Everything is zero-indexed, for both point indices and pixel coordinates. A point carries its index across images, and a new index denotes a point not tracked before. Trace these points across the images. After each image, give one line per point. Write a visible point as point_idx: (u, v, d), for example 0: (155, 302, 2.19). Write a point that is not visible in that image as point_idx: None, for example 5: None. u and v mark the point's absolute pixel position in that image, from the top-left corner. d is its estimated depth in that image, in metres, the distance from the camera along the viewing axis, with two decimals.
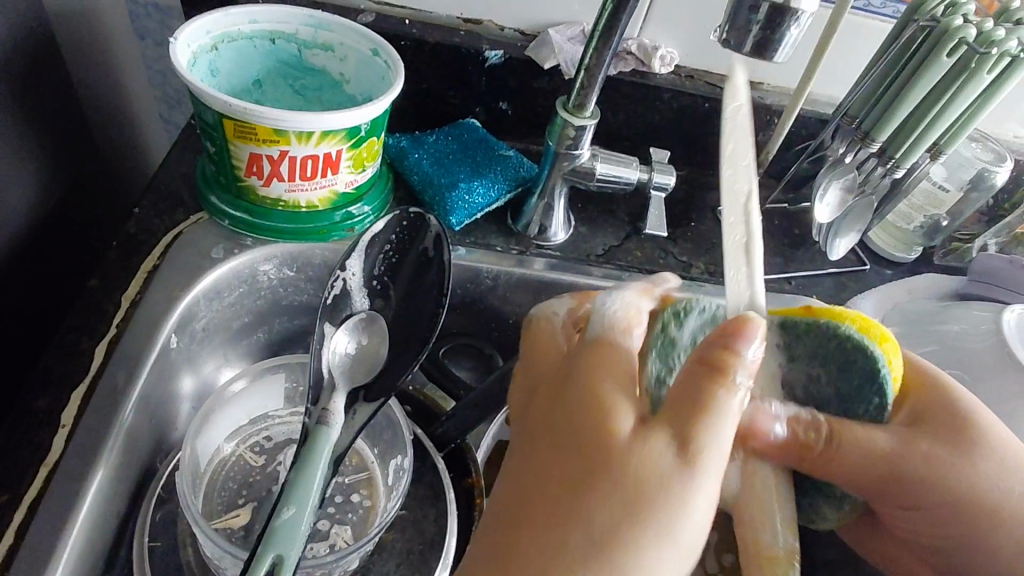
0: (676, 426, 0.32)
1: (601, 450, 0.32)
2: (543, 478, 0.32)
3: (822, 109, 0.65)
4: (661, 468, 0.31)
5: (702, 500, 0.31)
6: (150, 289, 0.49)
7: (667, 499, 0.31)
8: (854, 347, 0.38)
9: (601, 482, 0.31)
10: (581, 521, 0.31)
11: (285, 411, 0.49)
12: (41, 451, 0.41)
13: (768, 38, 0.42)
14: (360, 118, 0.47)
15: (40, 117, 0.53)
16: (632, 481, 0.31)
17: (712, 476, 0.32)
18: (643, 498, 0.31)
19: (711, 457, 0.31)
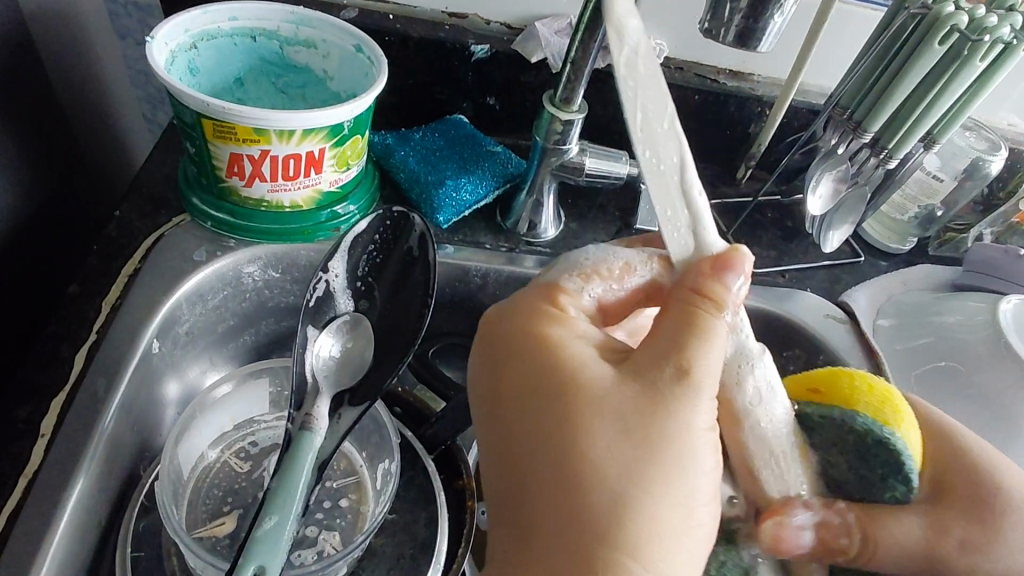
0: (664, 348, 0.33)
1: (586, 379, 0.33)
2: (535, 423, 0.33)
3: (814, 100, 0.64)
4: (654, 382, 0.33)
5: (700, 408, 0.33)
6: (131, 293, 0.48)
7: (668, 409, 0.32)
8: (875, 442, 0.39)
9: (594, 407, 0.32)
10: (583, 448, 0.31)
11: (270, 415, 0.48)
12: (21, 461, 0.40)
13: (751, 27, 0.43)
14: (342, 116, 0.46)
15: (17, 120, 0.52)
16: (626, 400, 0.32)
17: (707, 382, 0.33)
18: (641, 413, 0.32)
19: (704, 369, 0.33)
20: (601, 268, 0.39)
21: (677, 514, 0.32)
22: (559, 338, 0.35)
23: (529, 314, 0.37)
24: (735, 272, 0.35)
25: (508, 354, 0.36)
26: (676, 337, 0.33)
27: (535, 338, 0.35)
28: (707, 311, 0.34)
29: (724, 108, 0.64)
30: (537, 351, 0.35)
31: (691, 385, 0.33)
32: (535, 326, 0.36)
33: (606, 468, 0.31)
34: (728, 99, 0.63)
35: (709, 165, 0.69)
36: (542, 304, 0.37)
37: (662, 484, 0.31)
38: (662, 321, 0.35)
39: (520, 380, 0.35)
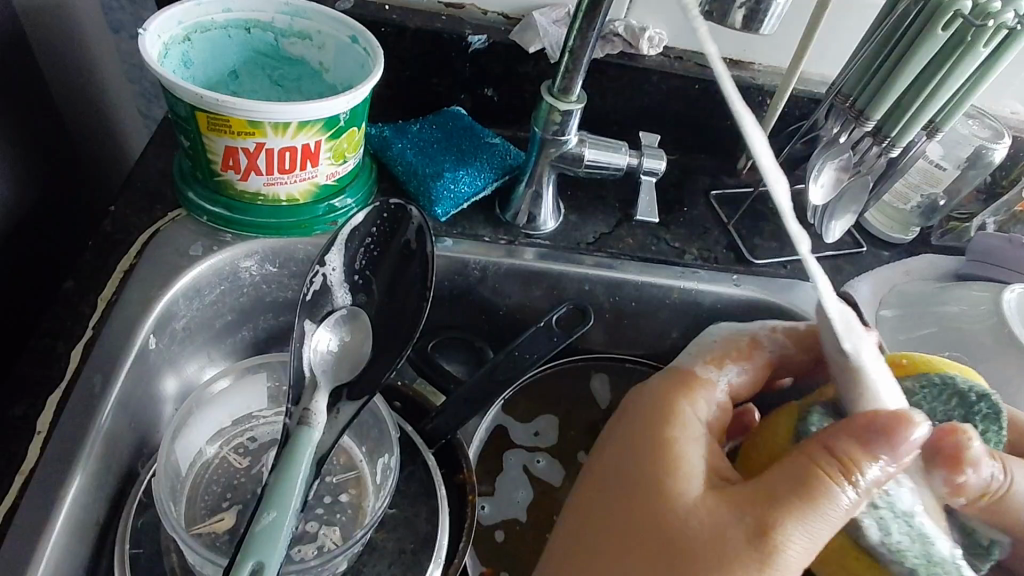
0: (772, 491, 0.34)
1: (676, 494, 0.35)
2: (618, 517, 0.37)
3: (815, 88, 0.63)
4: (743, 517, 0.34)
5: (782, 560, 0.33)
6: (127, 289, 0.47)
7: (742, 552, 0.33)
8: (978, 394, 0.42)
9: (671, 520, 0.34)
10: (649, 547, 0.34)
11: (269, 411, 0.48)
12: (17, 459, 0.40)
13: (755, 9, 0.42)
14: (338, 107, 0.46)
15: (10, 114, 0.51)
16: (708, 528, 0.34)
17: (796, 535, 0.33)
18: (719, 544, 0.33)
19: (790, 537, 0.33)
20: (730, 351, 0.44)
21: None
22: (670, 433, 0.38)
23: (658, 403, 0.40)
24: (917, 430, 0.33)
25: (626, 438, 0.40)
26: (787, 482, 0.34)
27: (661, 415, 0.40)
28: (822, 462, 0.34)
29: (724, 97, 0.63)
30: (638, 445, 0.39)
31: (775, 533, 0.33)
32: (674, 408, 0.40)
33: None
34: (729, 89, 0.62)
35: (710, 155, 0.68)
36: (675, 394, 0.41)
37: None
38: (775, 474, 0.34)
39: (619, 469, 0.39)
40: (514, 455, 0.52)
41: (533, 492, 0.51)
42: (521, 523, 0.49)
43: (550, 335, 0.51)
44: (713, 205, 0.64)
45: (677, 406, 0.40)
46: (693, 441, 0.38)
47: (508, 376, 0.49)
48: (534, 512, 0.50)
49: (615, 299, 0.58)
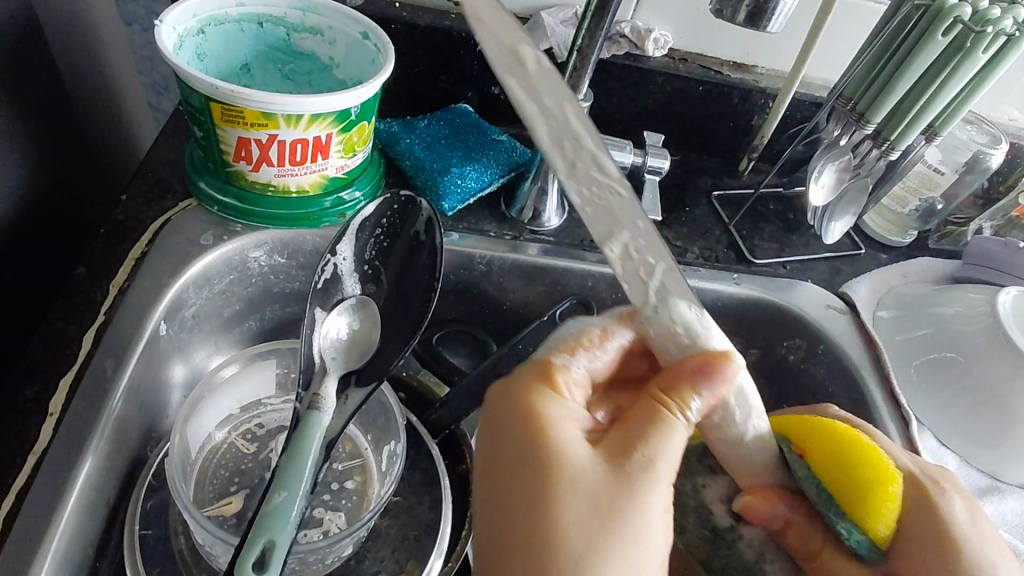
0: (636, 438, 0.33)
1: (565, 460, 0.32)
2: (508, 537, 0.32)
3: (817, 92, 0.64)
4: (619, 466, 0.33)
5: (660, 490, 0.33)
6: (138, 276, 0.48)
7: (630, 499, 0.32)
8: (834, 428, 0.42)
9: (566, 513, 0.31)
10: (553, 551, 0.30)
11: (277, 398, 0.49)
12: (31, 439, 0.40)
13: (763, 6, 0.44)
14: (351, 101, 0.47)
15: (23, 103, 0.52)
16: (597, 492, 0.32)
17: (665, 471, 0.33)
18: (608, 500, 0.32)
19: (670, 460, 0.33)
20: (581, 340, 0.39)
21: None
22: (538, 408, 0.35)
23: (521, 388, 0.36)
24: (735, 362, 0.36)
25: (487, 446, 0.35)
26: (649, 430, 0.33)
27: (523, 403, 0.35)
28: (675, 411, 0.34)
29: (727, 99, 0.64)
30: (508, 436, 0.34)
31: (651, 473, 0.33)
32: (529, 394, 0.35)
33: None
34: (731, 91, 0.63)
35: (711, 156, 0.69)
36: (532, 380, 0.36)
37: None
38: (632, 426, 0.34)
39: (500, 455, 0.34)
40: None
41: None
42: None
43: (552, 330, 0.52)
44: (715, 205, 0.66)
45: (536, 393, 0.35)
46: (563, 412, 0.35)
47: (512, 369, 0.50)
48: None
49: (618, 296, 0.58)
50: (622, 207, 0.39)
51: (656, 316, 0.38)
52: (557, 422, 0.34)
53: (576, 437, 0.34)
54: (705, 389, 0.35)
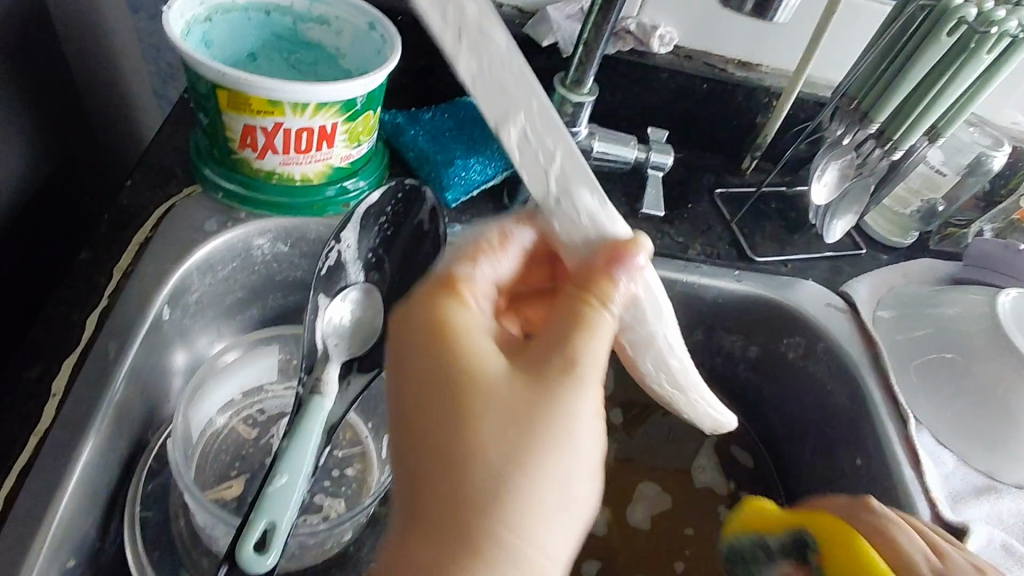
0: (555, 338, 0.32)
1: (479, 369, 0.31)
2: (419, 460, 0.30)
3: (821, 92, 0.65)
4: (541, 378, 0.31)
5: (587, 395, 0.31)
6: (142, 261, 0.48)
7: (549, 415, 0.30)
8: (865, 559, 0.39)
9: (481, 407, 0.30)
10: (470, 465, 0.29)
11: (278, 384, 0.49)
12: (33, 419, 0.41)
13: None
14: (356, 91, 0.47)
15: (30, 86, 0.52)
16: (516, 397, 0.30)
17: (588, 370, 0.32)
18: (527, 415, 0.30)
19: (592, 359, 0.32)
20: (482, 244, 0.36)
21: (563, 502, 0.30)
22: (449, 324, 0.32)
23: (423, 305, 0.33)
24: (641, 250, 0.35)
25: (394, 367, 0.33)
26: (570, 329, 0.32)
27: (433, 320, 0.33)
28: (595, 304, 0.34)
29: (731, 96, 0.64)
30: (420, 350, 0.32)
31: (572, 378, 0.31)
32: (438, 309, 0.33)
33: (501, 506, 0.29)
34: (736, 89, 0.64)
35: (714, 154, 0.69)
36: (436, 295, 0.34)
37: (555, 494, 0.30)
38: (555, 335, 0.32)
39: (417, 374, 0.32)
40: None
41: None
42: None
43: None
44: (717, 203, 0.66)
45: (446, 308, 0.33)
46: (471, 324, 0.33)
47: None
48: None
49: None
50: (580, 198, 0.36)
51: (559, 211, 0.35)
52: (472, 338, 0.32)
53: (492, 350, 0.32)
54: (619, 277, 0.35)
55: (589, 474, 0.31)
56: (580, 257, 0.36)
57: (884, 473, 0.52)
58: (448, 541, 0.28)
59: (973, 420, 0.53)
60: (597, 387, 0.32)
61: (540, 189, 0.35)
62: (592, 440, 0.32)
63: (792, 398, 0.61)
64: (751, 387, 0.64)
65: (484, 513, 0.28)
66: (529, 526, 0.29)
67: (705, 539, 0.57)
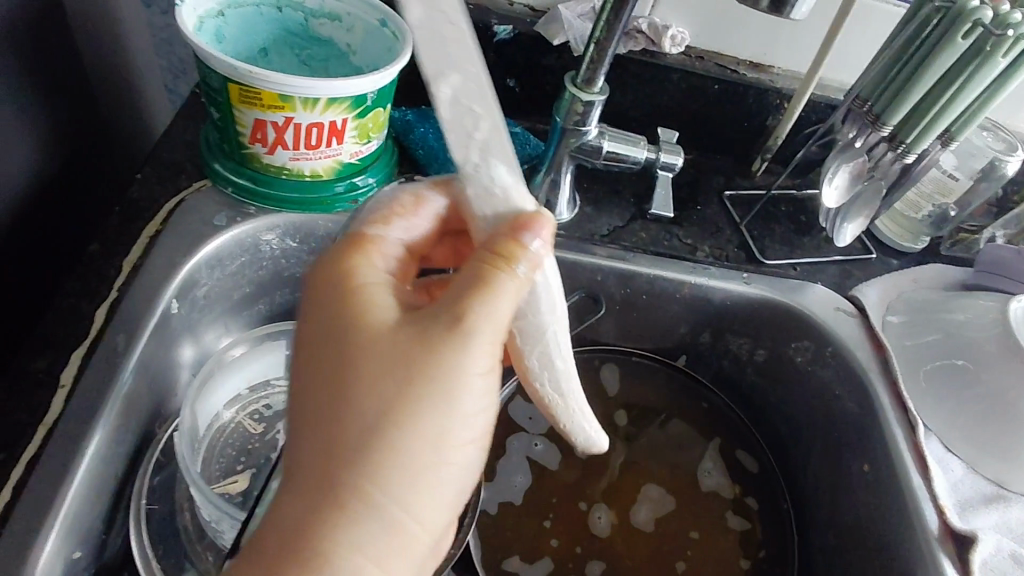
0: (446, 295, 0.32)
1: (367, 321, 0.31)
2: (311, 406, 0.31)
3: (833, 95, 0.64)
4: (429, 336, 0.31)
5: (471, 352, 0.31)
6: (152, 254, 0.48)
7: (430, 371, 0.30)
8: None
9: (364, 358, 0.30)
10: (343, 414, 0.30)
11: (285, 380, 0.49)
12: (41, 410, 0.41)
13: None
14: (367, 87, 0.47)
15: (43, 78, 0.52)
16: (397, 348, 0.31)
17: (476, 328, 0.31)
18: (413, 372, 0.30)
19: (483, 318, 0.31)
20: (394, 208, 0.37)
21: (443, 458, 0.31)
22: (354, 278, 0.33)
23: (332, 257, 0.34)
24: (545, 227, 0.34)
25: (303, 314, 0.34)
26: (466, 289, 0.31)
27: (338, 274, 0.33)
28: (505, 268, 0.32)
29: (742, 98, 0.64)
30: (323, 300, 0.33)
31: (460, 338, 0.31)
32: (344, 263, 0.34)
33: (373, 457, 0.29)
34: (747, 90, 0.63)
35: (724, 156, 0.69)
36: (346, 250, 0.34)
37: (433, 452, 0.30)
38: (451, 295, 0.32)
39: (317, 324, 0.33)
40: (517, 440, 0.59)
41: (530, 476, 0.57)
42: (514, 504, 0.56)
43: None
44: (726, 205, 0.66)
45: (352, 262, 0.34)
46: (376, 279, 0.34)
47: None
48: (530, 496, 0.56)
49: (627, 291, 0.60)
50: (478, 114, 0.35)
51: (475, 179, 0.35)
52: (373, 291, 0.33)
53: (390, 305, 0.33)
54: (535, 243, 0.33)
55: (472, 429, 0.32)
56: (488, 224, 0.35)
57: (891, 480, 0.52)
58: (315, 487, 0.29)
59: (983, 428, 0.53)
60: (487, 345, 0.31)
61: (456, 150, 0.35)
62: (479, 399, 0.32)
63: (799, 401, 0.61)
64: (758, 390, 0.64)
65: (357, 464, 0.29)
66: (404, 481, 0.29)
67: (709, 541, 0.57)
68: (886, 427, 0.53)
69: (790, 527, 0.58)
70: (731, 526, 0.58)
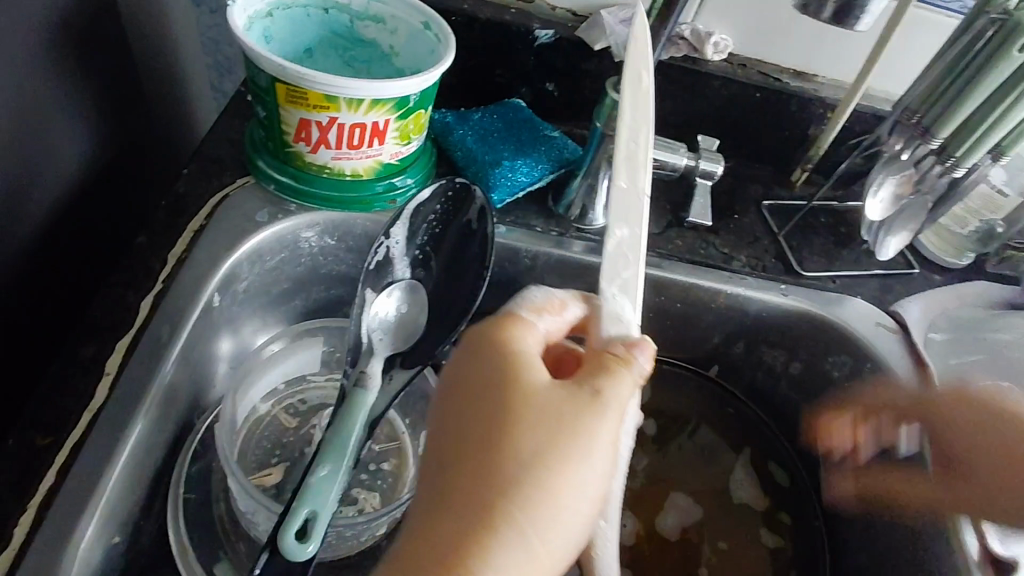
0: (587, 376, 0.37)
1: (526, 384, 0.37)
2: (469, 449, 0.36)
3: (879, 105, 0.63)
4: (574, 403, 0.36)
5: (604, 428, 0.36)
6: (196, 247, 0.50)
7: (576, 434, 0.35)
8: None
9: (521, 415, 0.36)
10: (502, 457, 0.35)
11: (321, 375, 0.50)
12: (86, 397, 0.42)
13: (852, 4, 0.44)
14: (410, 89, 0.47)
15: (97, 73, 0.54)
16: (549, 413, 0.36)
17: (611, 409, 0.36)
18: (560, 426, 0.36)
19: (616, 402, 0.37)
20: (542, 297, 0.42)
21: (572, 509, 0.35)
22: (512, 346, 0.38)
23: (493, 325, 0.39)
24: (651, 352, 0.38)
25: (461, 369, 0.39)
26: (606, 377, 0.37)
27: (499, 340, 0.38)
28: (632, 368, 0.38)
29: (784, 107, 0.63)
30: (484, 360, 0.38)
31: (599, 408, 0.36)
32: (503, 332, 0.39)
33: (522, 495, 0.34)
34: (790, 99, 0.62)
35: (763, 165, 0.68)
36: (505, 321, 0.39)
37: (569, 499, 0.35)
38: (592, 373, 0.37)
39: (477, 378, 0.38)
40: None
41: None
42: None
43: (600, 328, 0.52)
44: (764, 214, 0.65)
45: (510, 333, 0.39)
46: (528, 351, 0.38)
47: None
48: None
49: (661, 299, 0.60)
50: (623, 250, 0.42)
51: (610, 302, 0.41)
52: (528, 360, 0.38)
53: (540, 377, 0.37)
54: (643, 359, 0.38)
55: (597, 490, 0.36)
56: (606, 340, 0.40)
57: (929, 502, 0.51)
58: (472, 515, 0.33)
59: None
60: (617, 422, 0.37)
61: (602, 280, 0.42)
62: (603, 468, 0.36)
63: (834, 416, 0.60)
64: (791, 404, 0.63)
65: (508, 497, 0.34)
66: (545, 518, 0.34)
67: (737, 555, 0.56)
68: (898, 443, 0.55)
69: (818, 543, 0.58)
70: (762, 540, 0.57)
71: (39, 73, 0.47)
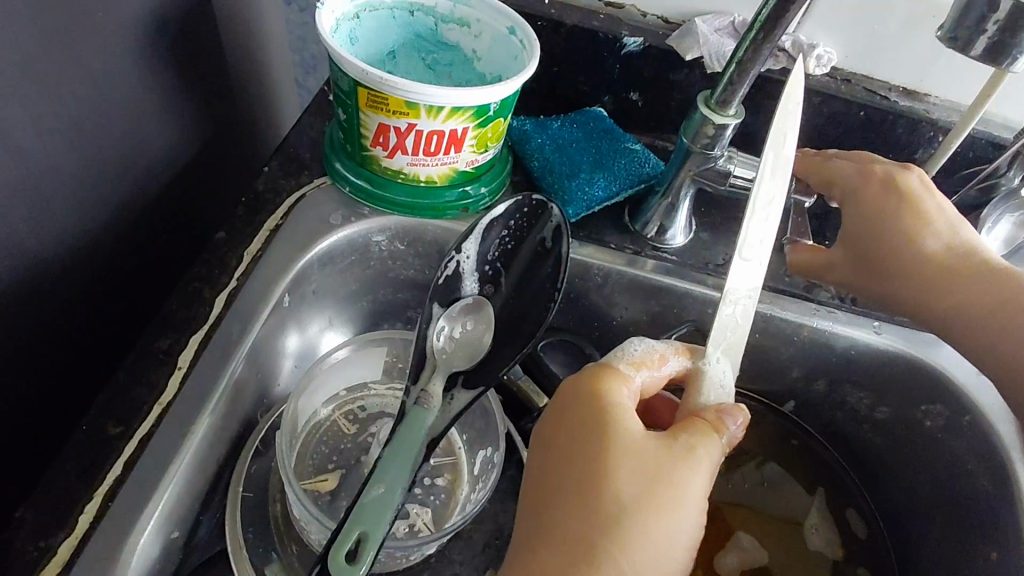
0: (682, 432, 0.37)
1: (622, 434, 0.37)
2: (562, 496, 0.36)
3: (997, 132, 0.57)
4: (671, 460, 0.36)
5: (696, 487, 0.36)
6: (271, 247, 0.50)
7: (670, 488, 0.35)
8: None
9: (617, 465, 0.36)
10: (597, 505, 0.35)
11: (382, 383, 0.49)
12: (157, 389, 0.43)
13: (1006, 41, 0.39)
14: (491, 97, 0.46)
15: (190, 67, 0.55)
16: (645, 465, 0.36)
17: (703, 467, 0.36)
18: (654, 479, 0.35)
19: (708, 461, 0.37)
20: (640, 353, 0.42)
21: (662, 564, 0.35)
22: (609, 396, 0.38)
23: (591, 373, 0.40)
24: (744, 418, 0.39)
25: (555, 413, 0.39)
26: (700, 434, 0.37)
27: (596, 389, 0.39)
28: (721, 431, 0.38)
29: (890, 128, 0.58)
30: (579, 406, 0.38)
31: (692, 466, 0.36)
32: (600, 381, 0.39)
33: (617, 547, 0.34)
34: (898, 120, 0.57)
35: None
36: (602, 370, 0.40)
37: (659, 555, 0.35)
38: (687, 429, 0.37)
39: (572, 424, 0.38)
40: None
41: None
42: None
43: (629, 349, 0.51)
44: None
45: (607, 384, 0.39)
46: (623, 402, 0.39)
47: None
48: None
49: None
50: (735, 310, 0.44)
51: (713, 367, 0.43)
52: (622, 410, 0.38)
53: (636, 429, 0.37)
54: (734, 424, 0.39)
55: (684, 549, 0.36)
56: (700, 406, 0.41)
57: None
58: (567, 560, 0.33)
59: None
60: (707, 480, 0.37)
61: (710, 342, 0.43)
62: (690, 527, 0.36)
63: (923, 470, 0.55)
64: (872, 450, 0.58)
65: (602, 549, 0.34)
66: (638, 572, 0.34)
67: None
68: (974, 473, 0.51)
69: None
70: None
71: (134, 69, 0.48)
